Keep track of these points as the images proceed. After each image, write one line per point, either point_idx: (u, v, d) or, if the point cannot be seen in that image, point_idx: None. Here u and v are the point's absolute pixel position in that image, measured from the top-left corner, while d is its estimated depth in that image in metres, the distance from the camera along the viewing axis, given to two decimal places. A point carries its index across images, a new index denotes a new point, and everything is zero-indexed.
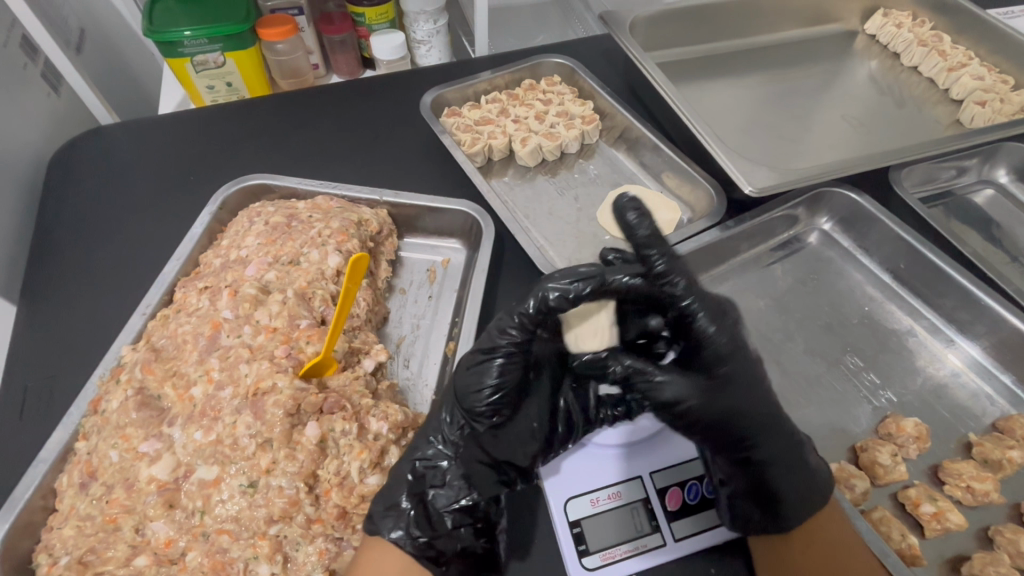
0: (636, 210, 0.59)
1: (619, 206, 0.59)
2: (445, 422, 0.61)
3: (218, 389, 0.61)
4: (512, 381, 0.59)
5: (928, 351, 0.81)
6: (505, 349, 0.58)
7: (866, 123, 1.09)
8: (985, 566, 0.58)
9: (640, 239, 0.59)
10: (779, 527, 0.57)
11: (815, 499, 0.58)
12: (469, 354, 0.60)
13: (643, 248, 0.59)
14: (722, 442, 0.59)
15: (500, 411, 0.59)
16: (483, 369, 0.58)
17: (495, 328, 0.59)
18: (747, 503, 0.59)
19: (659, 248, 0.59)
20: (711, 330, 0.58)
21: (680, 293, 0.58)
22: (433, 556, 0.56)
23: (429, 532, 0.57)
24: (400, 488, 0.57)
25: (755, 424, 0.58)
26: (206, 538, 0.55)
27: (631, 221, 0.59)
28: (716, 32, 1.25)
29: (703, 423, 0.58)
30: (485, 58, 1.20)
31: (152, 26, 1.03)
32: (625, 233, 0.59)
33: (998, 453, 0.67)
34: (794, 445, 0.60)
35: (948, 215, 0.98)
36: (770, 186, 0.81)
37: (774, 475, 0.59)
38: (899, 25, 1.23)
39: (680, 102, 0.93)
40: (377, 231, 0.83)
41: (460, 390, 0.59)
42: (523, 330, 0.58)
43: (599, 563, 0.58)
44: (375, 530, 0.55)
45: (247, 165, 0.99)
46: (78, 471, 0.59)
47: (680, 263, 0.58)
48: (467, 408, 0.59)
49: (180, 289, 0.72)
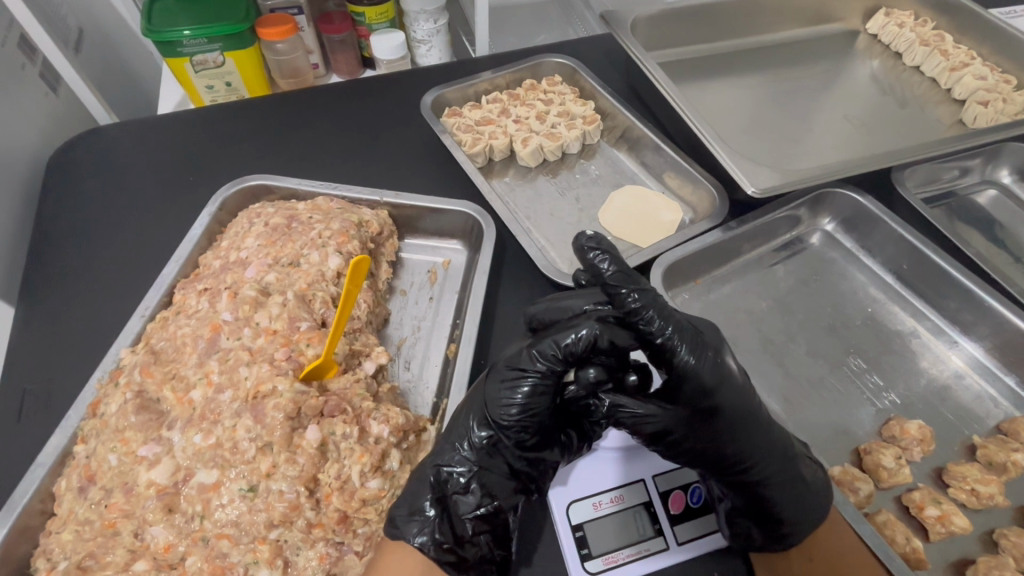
0: (596, 249, 0.56)
1: (579, 246, 0.56)
2: (472, 430, 0.58)
3: (218, 392, 0.60)
4: (544, 404, 0.56)
5: (932, 352, 0.80)
6: (537, 372, 0.55)
7: (868, 123, 1.09)
8: (990, 570, 0.58)
9: (606, 278, 0.55)
10: (778, 546, 0.56)
11: (813, 513, 0.56)
12: (500, 369, 0.58)
13: (612, 287, 0.55)
14: (709, 466, 0.57)
15: (527, 427, 0.57)
16: (515, 384, 0.56)
17: (530, 352, 0.56)
18: (744, 519, 0.58)
19: (630, 285, 0.54)
20: (692, 362, 0.52)
21: (658, 329, 0.53)
22: (454, 560, 0.55)
23: (449, 538, 0.55)
24: (423, 491, 0.57)
25: (741, 448, 0.55)
26: (205, 543, 0.54)
27: (595, 261, 0.55)
28: (717, 31, 1.24)
29: (692, 451, 0.56)
30: (485, 58, 1.20)
31: (152, 25, 1.03)
32: (592, 274, 0.56)
33: (1003, 455, 0.67)
34: (787, 461, 0.56)
35: (951, 215, 0.97)
36: (774, 186, 0.80)
37: (768, 495, 0.56)
38: (901, 24, 1.23)
39: (682, 102, 0.93)
40: (378, 232, 0.83)
41: (489, 400, 0.57)
42: (558, 359, 0.55)
43: (602, 567, 0.58)
44: (397, 534, 0.55)
45: (246, 166, 0.99)
46: (77, 476, 0.59)
47: (655, 297, 0.54)
48: (494, 418, 0.57)
49: (179, 291, 0.72)
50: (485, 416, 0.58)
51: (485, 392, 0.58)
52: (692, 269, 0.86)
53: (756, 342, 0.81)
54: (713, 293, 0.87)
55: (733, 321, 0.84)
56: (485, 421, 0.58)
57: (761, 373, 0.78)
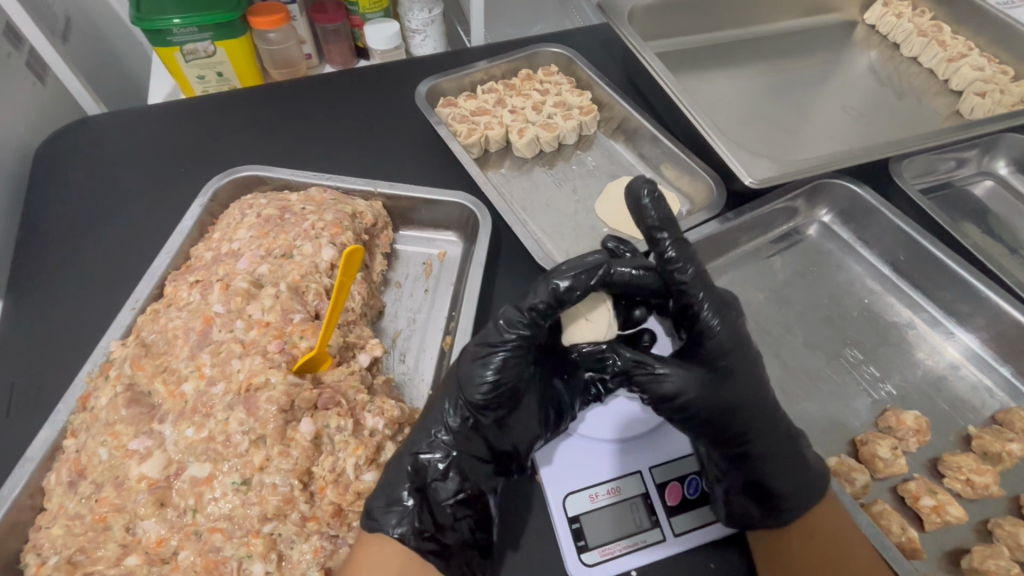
0: (649, 191, 0.58)
1: (634, 187, 0.58)
2: (447, 414, 0.58)
3: (210, 385, 0.60)
4: (514, 376, 0.56)
5: (928, 343, 0.80)
6: (507, 344, 0.55)
7: (865, 114, 1.08)
8: (985, 560, 0.58)
9: (651, 224, 0.58)
10: (776, 521, 0.56)
11: (812, 493, 0.56)
12: (472, 348, 0.57)
13: (655, 232, 0.58)
14: (712, 436, 0.57)
15: (501, 403, 0.56)
16: (486, 361, 0.55)
17: (497, 325, 0.56)
18: (744, 498, 0.57)
19: (671, 235, 0.58)
20: (716, 323, 0.56)
21: (692, 283, 0.57)
22: (436, 550, 0.54)
23: (429, 526, 0.55)
24: (401, 482, 0.55)
25: (747, 420, 0.56)
26: (198, 537, 0.54)
27: (646, 204, 0.58)
28: (713, 22, 1.23)
29: (702, 416, 0.56)
30: (480, 48, 1.18)
31: (140, 13, 1.01)
32: (638, 216, 0.59)
33: (998, 445, 0.66)
34: (790, 440, 0.58)
35: (947, 206, 0.97)
36: (771, 177, 0.80)
37: (767, 470, 0.57)
38: (899, 15, 1.22)
39: (680, 92, 0.91)
40: (372, 223, 0.81)
41: (462, 381, 0.56)
42: (525, 325, 0.54)
43: (598, 559, 0.58)
44: (375, 526, 0.53)
45: (237, 156, 0.97)
46: (66, 470, 0.58)
47: (692, 253, 0.58)
48: (467, 398, 0.56)
49: (170, 283, 0.71)
50: (460, 398, 0.58)
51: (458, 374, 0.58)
52: None
53: (752, 333, 0.81)
54: None
55: None
56: (459, 403, 0.57)
57: None
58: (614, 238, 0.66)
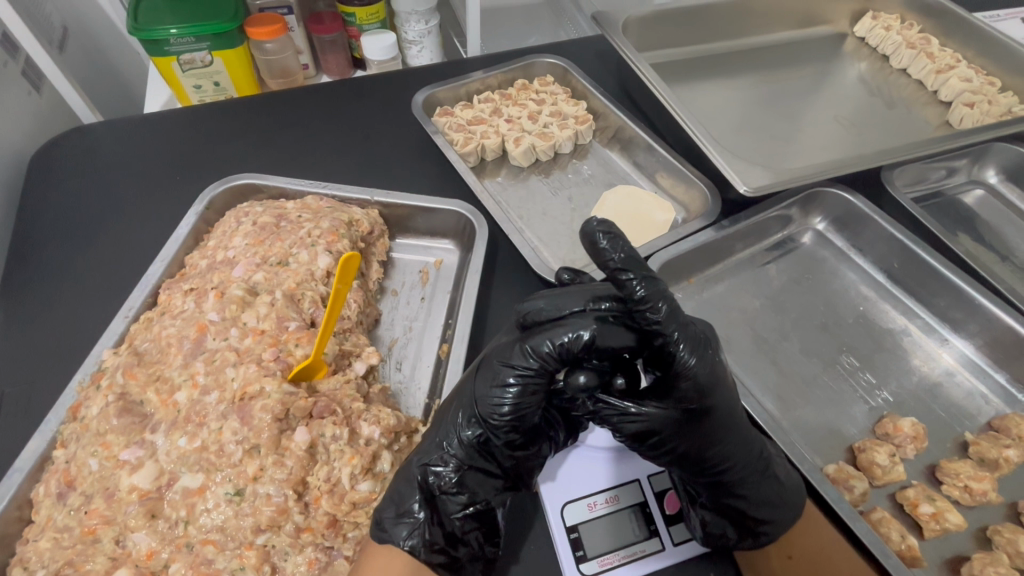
0: (606, 233, 0.52)
1: (588, 231, 0.52)
2: (460, 427, 0.57)
3: (203, 394, 0.59)
4: (534, 402, 0.55)
5: (923, 350, 0.81)
6: (528, 369, 0.54)
7: (857, 123, 1.10)
8: (985, 567, 0.58)
9: (613, 266, 0.51)
10: (754, 542, 0.55)
11: (789, 510, 0.56)
12: (490, 365, 0.56)
13: (620, 272, 0.51)
14: (688, 468, 0.56)
15: (518, 427, 0.55)
16: (505, 382, 0.54)
17: (523, 347, 0.54)
18: (722, 521, 0.56)
19: (638, 273, 0.51)
20: (692, 362, 0.51)
21: (664, 321, 0.51)
22: (445, 561, 0.54)
23: (440, 538, 0.54)
24: (411, 492, 0.55)
25: (721, 453, 0.55)
26: (190, 549, 0.53)
27: (602, 247, 0.51)
28: (707, 33, 1.25)
29: (678, 452, 0.55)
30: (476, 58, 1.19)
31: (138, 23, 1.01)
32: (596, 260, 0.52)
33: (994, 452, 0.67)
34: (761, 462, 0.56)
35: (939, 215, 0.98)
36: (766, 185, 0.80)
37: (743, 495, 0.55)
38: (888, 28, 1.25)
39: (673, 102, 0.92)
40: (368, 231, 0.82)
41: (479, 396, 0.56)
42: (550, 357, 0.53)
43: (597, 569, 0.57)
44: (385, 538, 0.52)
45: (232, 164, 0.97)
46: (55, 481, 0.57)
47: (663, 288, 0.51)
48: (483, 417, 0.55)
49: (164, 291, 0.70)
50: (474, 413, 0.57)
51: (475, 389, 0.57)
52: (686, 268, 0.86)
53: (749, 340, 0.81)
54: (706, 292, 0.87)
55: (727, 320, 0.84)
56: (475, 418, 0.56)
57: (755, 371, 0.78)
58: (569, 270, 0.65)
